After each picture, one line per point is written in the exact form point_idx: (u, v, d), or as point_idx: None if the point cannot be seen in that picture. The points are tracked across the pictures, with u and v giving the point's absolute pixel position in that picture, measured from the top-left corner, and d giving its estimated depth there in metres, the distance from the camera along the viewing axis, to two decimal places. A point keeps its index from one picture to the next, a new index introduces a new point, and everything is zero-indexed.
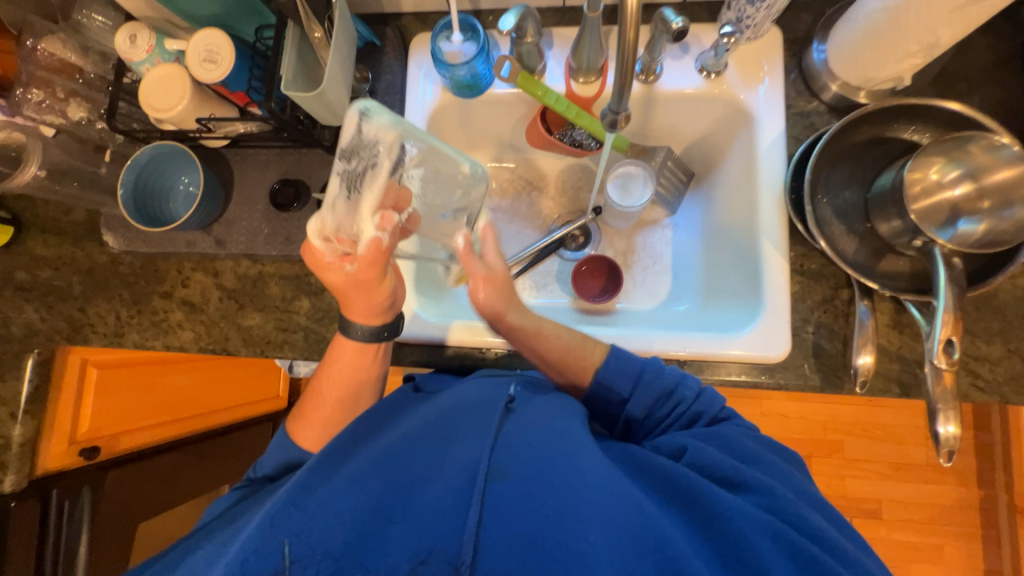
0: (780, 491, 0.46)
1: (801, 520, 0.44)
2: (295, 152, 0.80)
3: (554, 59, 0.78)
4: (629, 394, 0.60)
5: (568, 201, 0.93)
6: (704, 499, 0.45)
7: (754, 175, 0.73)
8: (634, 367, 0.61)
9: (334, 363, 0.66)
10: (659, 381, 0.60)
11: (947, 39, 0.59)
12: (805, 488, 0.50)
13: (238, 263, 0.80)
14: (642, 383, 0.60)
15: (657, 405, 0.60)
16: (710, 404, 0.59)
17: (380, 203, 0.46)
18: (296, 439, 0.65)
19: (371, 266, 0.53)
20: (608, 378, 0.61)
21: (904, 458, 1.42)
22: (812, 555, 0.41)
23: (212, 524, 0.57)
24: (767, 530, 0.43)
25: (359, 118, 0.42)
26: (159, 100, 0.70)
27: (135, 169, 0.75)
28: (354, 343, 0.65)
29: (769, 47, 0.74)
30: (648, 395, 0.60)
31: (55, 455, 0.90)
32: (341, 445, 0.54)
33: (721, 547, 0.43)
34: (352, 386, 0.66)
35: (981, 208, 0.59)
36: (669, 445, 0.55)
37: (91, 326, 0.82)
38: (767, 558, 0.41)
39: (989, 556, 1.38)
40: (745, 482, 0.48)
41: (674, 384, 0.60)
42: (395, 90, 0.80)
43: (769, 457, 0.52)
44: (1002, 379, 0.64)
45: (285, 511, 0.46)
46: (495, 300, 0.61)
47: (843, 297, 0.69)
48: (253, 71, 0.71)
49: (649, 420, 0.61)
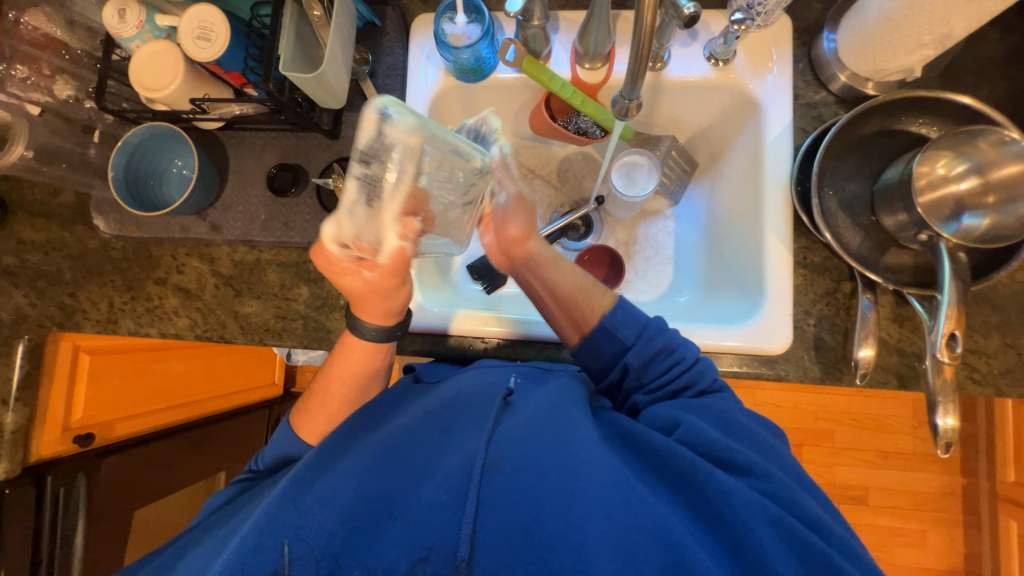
0: (773, 472, 0.47)
1: (800, 508, 0.44)
2: (293, 136, 0.78)
3: (560, 44, 0.76)
4: (632, 343, 0.60)
5: (570, 190, 0.92)
6: (709, 487, 0.45)
7: (761, 166, 0.73)
8: (641, 318, 0.61)
9: (342, 360, 0.65)
10: (660, 338, 0.59)
11: (960, 31, 0.58)
12: (793, 467, 0.51)
13: (235, 250, 0.78)
14: (645, 335, 0.59)
15: (655, 360, 0.59)
16: (703, 375, 0.58)
17: (402, 208, 0.45)
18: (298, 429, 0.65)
19: (390, 275, 0.55)
20: (613, 326, 0.60)
21: (892, 447, 1.45)
22: (805, 539, 0.41)
23: (219, 511, 0.57)
24: (766, 515, 0.43)
25: (379, 116, 0.40)
26: (149, 79, 0.67)
27: (126, 151, 0.72)
28: (366, 342, 0.64)
29: (778, 35, 0.73)
30: (650, 348, 0.59)
31: (48, 443, 0.90)
32: (346, 434, 0.54)
33: (723, 537, 0.43)
34: (359, 381, 0.66)
35: (986, 203, 0.59)
36: (665, 419, 0.54)
37: (84, 313, 0.80)
38: (765, 545, 0.41)
39: (969, 541, 1.43)
40: (743, 463, 0.47)
41: (675, 344, 0.59)
42: (395, 72, 0.78)
43: (760, 435, 0.53)
44: (997, 372, 0.65)
45: (283, 506, 0.46)
46: (522, 225, 0.65)
47: (845, 289, 0.69)
48: (249, 49, 0.69)
49: (645, 377, 0.59)
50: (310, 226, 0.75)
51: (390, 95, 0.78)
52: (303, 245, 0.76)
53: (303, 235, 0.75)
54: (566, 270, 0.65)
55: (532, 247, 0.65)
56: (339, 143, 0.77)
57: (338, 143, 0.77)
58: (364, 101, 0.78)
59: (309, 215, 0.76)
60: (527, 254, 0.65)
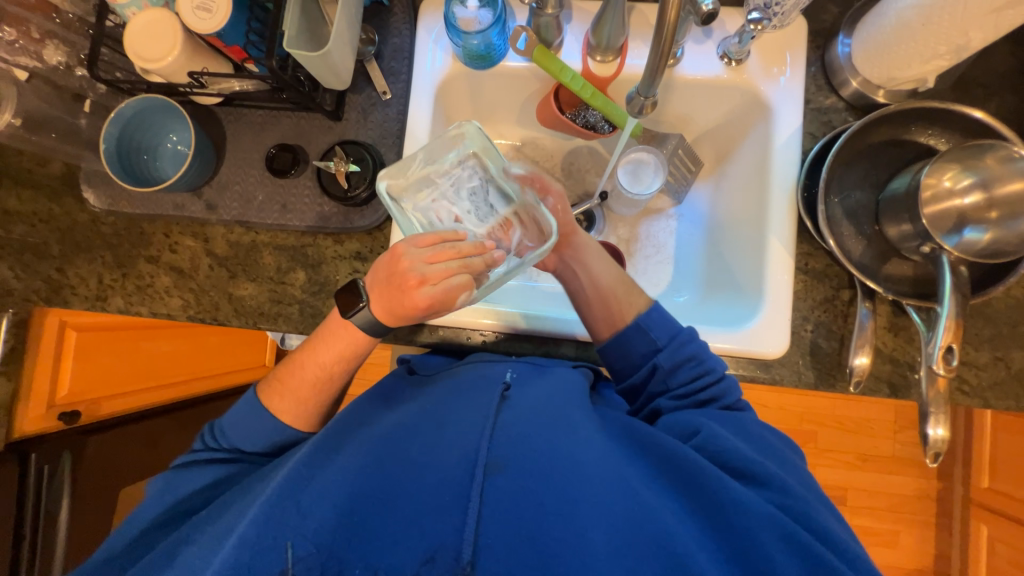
0: (789, 484, 0.48)
1: (813, 521, 0.45)
2: (294, 115, 0.75)
3: (573, 34, 0.74)
4: (663, 345, 0.61)
5: (574, 184, 0.90)
6: (721, 495, 0.45)
7: (768, 170, 0.72)
8: (674, 324, 0.62)
9: (324, 343, 0.62)
10: (693, 345, 0.60)
11: (976, 43, 0.58)
12: (811, 483, 0.52)
13: (230, 231, 0.76)
14: (678, 339, 0.61)
15: (683, 367, 0.59)
16: (729, 392, 0.59)
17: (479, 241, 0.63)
18: (267, 399, 0.62)
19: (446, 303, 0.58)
20: (647, 325, 0.61)
21: (873, 450, 1.48)
22: (816, 551, 0.42)
23: (227, 494, 0.56)
24: (777, 529, 0.43)
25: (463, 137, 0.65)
26: (144, 49, 0.64)
27: (119, 122, 0.70)
28: (352, 331, 0.61)
29: (793, 38, 0.72)
30: (679, 355, 0.60)
31: (32, 419, 0.90)
32: (343, 424, 0.54)
33: (730, 544, 0.43)
34: (339, 368, 0.63)
35: (989, 218, 0.59)
36: (682, 426, 0.55)
37: (71, 288, 0.77)
38: (774, 557, 0.42)
39: (940, 542, 1.48)
40: (756, 474, 0.48)
41: (706, 353, 0.60)
42: (402, 55, 0.76)
43: (777, 447, 0.54)
44: (986, 384, 0.66)
45: (281, 507, 0.45)
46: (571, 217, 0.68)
47: (844, 297, 0.70)
48: (251, 23, 0.66)
49: (671, 381, 0.60)
50: (309, 209, 0.74)
51: (395, 78, 0.76)
52: (301, 229, 0.75)
53: (301, 218, 0.74)
54: (611, 266, 0.66)
55: (579, 239, 0.68)
56: (341, 125, 0.75)
57: (340, 125, 0.75)
58: (368, 83, 0.76)
59: (308, 198, 0.74)
60: (574, 246, 0.68)
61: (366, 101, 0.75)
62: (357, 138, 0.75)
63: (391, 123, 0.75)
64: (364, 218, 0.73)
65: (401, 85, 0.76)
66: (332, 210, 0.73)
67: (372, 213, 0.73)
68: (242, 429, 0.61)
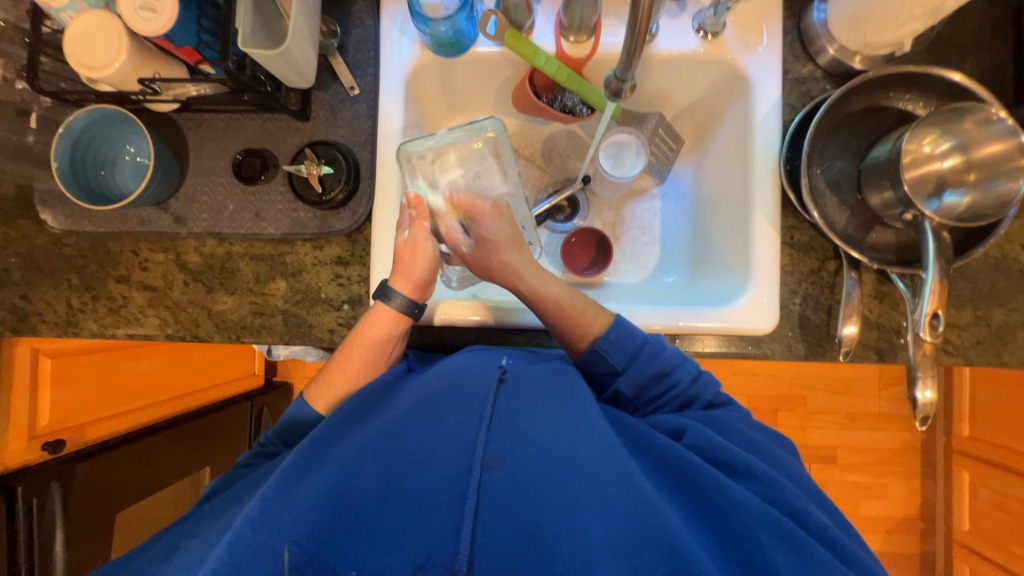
0: (786, 487, 0.47)
1: (797, 511, 0.46)
2: (257, 118, 0.72)
3: (544, 14, 0.71)
4: (624, 368, 0.59)
5: (555, 170, 0.87)
6: (717, 494, 0.46)
7: (750, 144, 0.71)
8: (634, 344, 0.59)
9: (362, 326, 0.63)
10: (655, 361, 0.58)
11: (951, 4, 0.57)
12: (793, 470, 0.53)
13: (203, 243, 0.73)
14: (638, 360, 0.59)
15: (648, 384, 0.59)
16: (706, 390, 0.59)
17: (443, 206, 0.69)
18: (312, 401, 0.63)
19: (423, 259, 0.64)
20: (606, 350, 0.59)
21: (859, 409, 1.53)
22: (810, 553, 0.43)
23: (232, 488, 0.57)
24: (775, 530, 0.44)
25: (489, 126, 0.69)
26: (87, 56, 0.60)
27: (70, 136, 0.66)
28: (390, 310, 0.63)
29: (769, 6, 0.70)
30: (643, 373, 0.59)
31: (15, 452, 0.89)
32: (346, 416, 0.53)
33: (723, 539, 0.45)
34: (375, 351, 0.63)
35: (968, 180, 0.59)
36: (670, 424, 0.55)
37: (39, 315, 0.74)
38: (773, 557, 0.42)
39: (926, 489, 1.54)
40: (750, 470, 0.48)
41: (671, 366, 0.59)
42: (367, 46, 0.73)
43: (762, 443, 0.54)
44: (969, 344, 0.68)
45: (275, 502, 0.45)
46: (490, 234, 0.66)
47: (830, 268, 0.70)
48: (201, 21, 0.61)
49: (640, 398, 0.60)
50: (283, 216, 0.71)
51: (362, 71, 0.73)
52: (277, 236, 0.72)
53: (276, 226, 0.71)
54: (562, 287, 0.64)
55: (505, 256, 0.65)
56: (310, 124, 0.72)
57: (308, 125, 0.72)
58: (335, 79, 0.72)
59: (281, 204, 0.71)
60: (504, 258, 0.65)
61: (334, 97, 0.72)
62: (328, 138, 0.72)
63: (363, 120, 0.72)
64: (342, 221, 0.71)
65: (369, 79, 0.73)
66: (308, 215, 0.71)
67: (349, 216, 0.71)
68: (269, 438, 0.62)
